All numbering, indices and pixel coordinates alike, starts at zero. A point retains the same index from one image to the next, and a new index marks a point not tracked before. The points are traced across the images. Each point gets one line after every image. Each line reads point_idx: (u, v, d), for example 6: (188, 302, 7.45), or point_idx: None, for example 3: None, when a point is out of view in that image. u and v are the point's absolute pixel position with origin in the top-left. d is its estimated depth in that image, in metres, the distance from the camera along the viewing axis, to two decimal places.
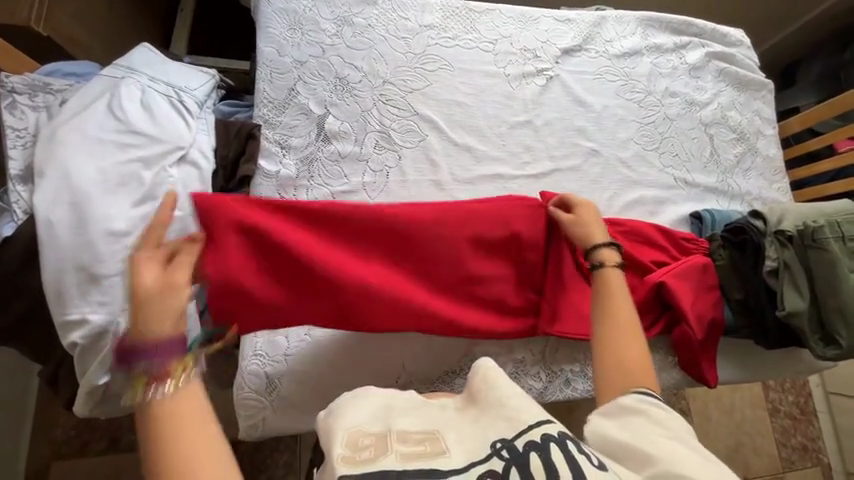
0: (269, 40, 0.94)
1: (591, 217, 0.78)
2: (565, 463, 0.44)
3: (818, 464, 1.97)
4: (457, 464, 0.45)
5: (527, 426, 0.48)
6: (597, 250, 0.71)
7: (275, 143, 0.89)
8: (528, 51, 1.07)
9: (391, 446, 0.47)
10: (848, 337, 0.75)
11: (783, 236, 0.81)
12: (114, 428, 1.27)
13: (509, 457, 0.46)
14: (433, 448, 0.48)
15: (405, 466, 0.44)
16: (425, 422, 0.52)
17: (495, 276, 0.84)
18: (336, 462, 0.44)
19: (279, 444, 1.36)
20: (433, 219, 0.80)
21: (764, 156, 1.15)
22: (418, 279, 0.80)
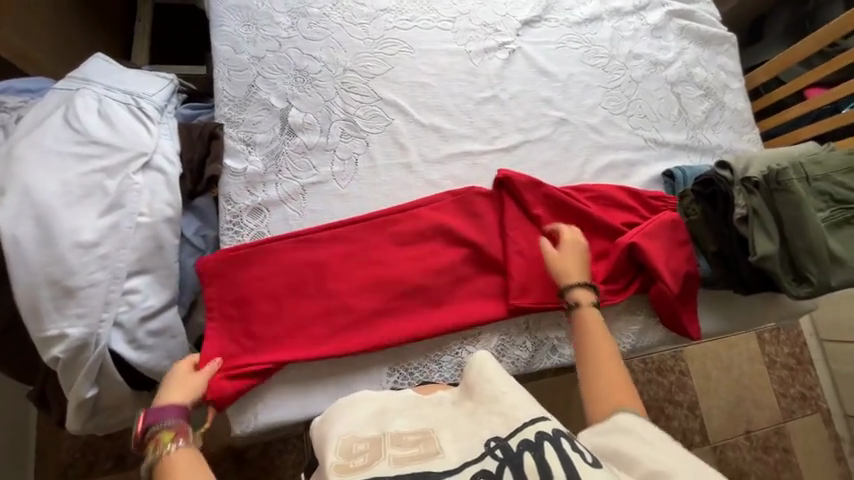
0: (224, 38, 0.93)
1: (573, 251, 0.85)
2: (559, 462, 0.45)
3: (818, 411, 2.01)
4: (452, 464, 0.48)
5: (521, 425, 0.50)
6: (573, 291, 0.80)
7: (240, 141, 0.88)
8: (488, 26, 1.07)
9: (385, 450, 0.50)
10: (819, 274, 0.76)
11: (750, 183, 0.82)
12: (118, 445, 1.27)
13: (503, 456, 0.47)
14: (428, 449, 0.51)
15: (399, 470, 0.47)
16: (422, 422, 0.57)
17: (457, 261, 0.87)
18: (331, 471, 0.48)
19: (285, 445, 1.37)
20: (386, 224, 0.87)
21: (732, 109, 1.16)
22: (384, 278, 0.84)
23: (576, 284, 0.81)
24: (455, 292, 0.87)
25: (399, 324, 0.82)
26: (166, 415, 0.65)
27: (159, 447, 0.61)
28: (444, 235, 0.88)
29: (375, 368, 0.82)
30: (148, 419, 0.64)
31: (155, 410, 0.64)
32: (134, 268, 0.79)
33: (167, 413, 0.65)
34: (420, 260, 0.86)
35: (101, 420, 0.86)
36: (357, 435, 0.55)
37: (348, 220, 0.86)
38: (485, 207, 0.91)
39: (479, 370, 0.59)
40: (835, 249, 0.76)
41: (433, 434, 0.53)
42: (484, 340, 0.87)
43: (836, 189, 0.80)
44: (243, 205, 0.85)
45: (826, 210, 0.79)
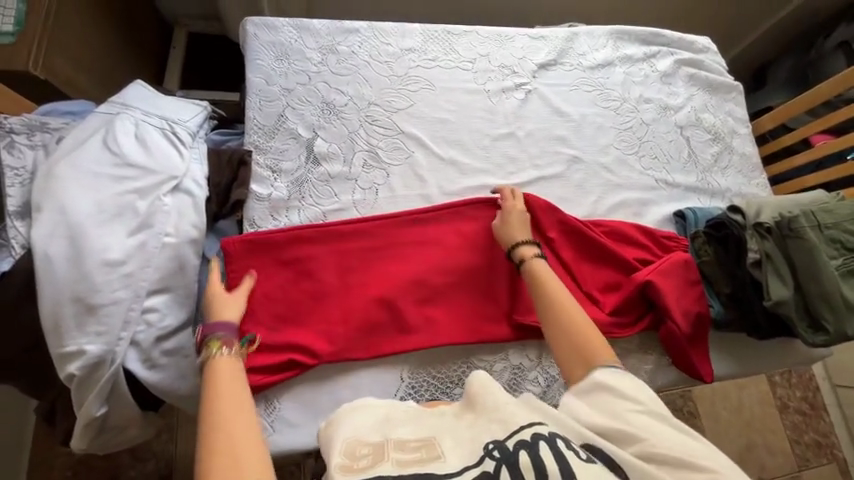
0: (257, 71, 0.99)
1: (517, 218, 0.87)
2: (554, 460, 0.46)
3: (833, 461, 1.93)
4: (449, 468, 0.48)
5: (517, 429, 0.50)
6: (517, 249, 0.80)
7: (266, 168, 0.91)
8: (506, 68, 1.13)
9: (387, 454, 0.51)
10: (834, 322, 0.76)
11: (762, 229, 0.83)
12: (114, 466, 1.24)
13: (500, 456, 0.47)
14: (428, 454, 0.51)
15: (401, 471, 0.47)
16: (421, 429, 0.56)
17: (468, 273, 0.90)
18: (335, 472, 0.48)
19: (284, 473, 1.33)
20: (406, 228, 0.91)
21: (741, 153, 1.20)
22: (402, 278, 0.87)
23: (520, 242, 0.81)
24: (465, 303, 0.89)
25: (414, 326, 0.85)
26: (220, 328, 0.68)
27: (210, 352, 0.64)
28: (457, 243, 0.92)
29: (388, 394, 0.82)
30: (205, 332, 0.68)
31: (213, 323, 0.69)
32: (155, 287, 0.81)
33: (223, 326, 0.69)
34: (436, 264, 0.89)
35: (105, 440, 0.85)
36: (361, 438, 0.54)
37: (368, 219, 0.89)
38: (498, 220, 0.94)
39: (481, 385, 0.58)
40: (849, 297, 0.77)
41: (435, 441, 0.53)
42: (497, 371, 0.87)
43: (847, 238, 0.81)
44: (266, 229, 0.87)
45: (839, 257, 0.80)
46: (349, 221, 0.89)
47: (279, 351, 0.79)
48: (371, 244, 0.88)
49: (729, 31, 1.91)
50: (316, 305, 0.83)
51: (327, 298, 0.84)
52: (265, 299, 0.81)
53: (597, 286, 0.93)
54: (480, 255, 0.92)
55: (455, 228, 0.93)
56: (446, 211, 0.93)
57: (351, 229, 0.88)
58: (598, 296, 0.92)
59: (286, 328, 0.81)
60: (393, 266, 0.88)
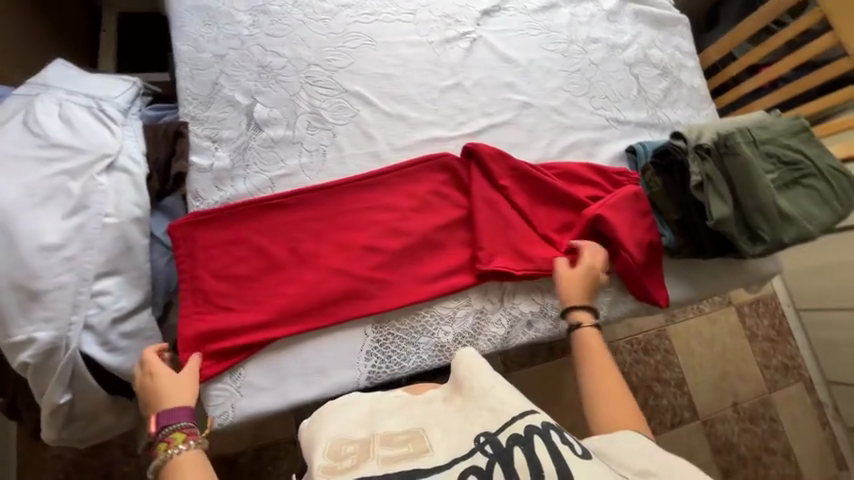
0: (185, 39, 0.94)
1: (577, 280, 0.87)
2: (547, 453, 0.51)
3: (800, 380, 2.06)
4: (437, 462, 0.52)
5: (512, 420, 0.55)
6: (573, 313, 0.84)
7: (205, 138, 0.88)
8: (449, 17, 1.10)
9: (375, 451, 0.54)
10: (770, 231, 0.80)
11: (702, 150, 0.84)
12: (105, 462, 1.24)
13: (492, 452, 0.52)
14: (415, 448, 0.55)
15: (387, 470, 0.51)
16: (410, 420, 0.61)
17: (424, 230, 0.90)
18: (318, 474, 0.53)
19: (279, 450, 1.35)
20: (357, 191, 0.90)
21: (689, 87, 1.21)
22: (356, 242, 0.87)
23: (577, 306, 0.85)
24: (423, 259, 0.89)
25: (374, 287, 0.85)
26: (178, 417, 0.69)
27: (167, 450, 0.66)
28: (410, 202, 0.92)
29: (354, 351, 0.83)
30: (160, 422, 0.68)
31: (167, 412, 0.69)
32: (102, 270, 0.79)
33: (179, 413, 0.69)
34: (389, 225, 0.89)
35: (77, 429, 0.85)
36: (346, 436, 0.58)
37: (316, 186, 0.89)
38: (450, 176, 0.95)
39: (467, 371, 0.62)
40: (783, 207, 0.80)
41: (422, 434, 0.57)
42: (460, 318, 0.89)
43: (783, 152, 0.84)
44: (212, 200, 0.85)
45: (775, 171, 0.83)
46: (298, 190, 0.88)
47: (239, 327, 0.79)
48: (323, 212, 0.88)
49: None
50: (273, 279, 0.83)
51: (282, 270, 0.83)
52: (220, 277, 0.81)
53: (553, 227, 0.95)
54: (434, 210, 0.92)
55: (408, 188, 0.93)
56: (397, 171, 0.93)
57: (299, 197, 0.87)
58: (553, 237, 0.94)
59: (244, 303, 0.81)
60: (346, 231, 0.88)
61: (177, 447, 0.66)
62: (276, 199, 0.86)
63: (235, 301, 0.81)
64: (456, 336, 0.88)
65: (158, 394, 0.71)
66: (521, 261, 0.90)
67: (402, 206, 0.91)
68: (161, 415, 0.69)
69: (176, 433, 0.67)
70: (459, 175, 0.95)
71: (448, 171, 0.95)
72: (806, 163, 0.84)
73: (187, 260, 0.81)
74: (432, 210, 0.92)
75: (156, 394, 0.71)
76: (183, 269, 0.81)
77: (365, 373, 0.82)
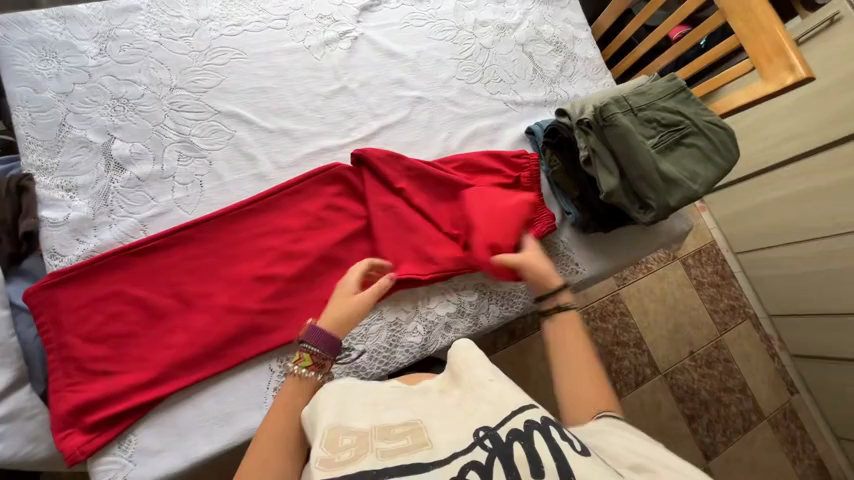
0: (18, 79, 0.83)
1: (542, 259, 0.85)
2: (547, 448, 0.49)
3: (747, 318, 2.06)
4: (440, 454, 0.49)
5: (512, 414, 0.53)
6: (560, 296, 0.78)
7: (57, 188, 0.79)
8: (325, 18, 1.03)
9: (371, 444, 0.51)
10: (657, 197, 0.80)
11: (584, 124, 0.84)
12: None
13: (492, 445, 0.49)
14: (415, 441, 0.52)
15: (386, 463, 0.48)
16: (406, 413, 0.58)
17: (321, 249, 0.85)
18: (316, 467, 0.49)
19: None
20: (242, 219, 0.84)
21: (584, 59, 1.20)
22: (246, 274, 0.81)
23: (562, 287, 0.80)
24: (325, 280, 0.85)
25: (272, 320, 0.80)
26: (318, 341, 0.69)
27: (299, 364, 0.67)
28: (303, 221, 0.86)
29: (260, 391, 0.78)
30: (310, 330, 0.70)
31: (318, 329, 0.69)
32: None
33: (324, 337, 0.69)
34: (282, 250, 0.84)
35: None
36: (343, 427, 0.55)
37: (193, 221, 0.81)
38: (342, 188, 0.90)
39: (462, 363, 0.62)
40: (667, 170, 0.80)
41: (421, 426, 0.54)
42: (374, 334, 0.85)
43: (661, 115, 0.84)
44: (73, 255, 0.77)
45: (656, 135, 0.83)
46: (172, 229, 0.80)
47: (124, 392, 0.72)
48: (206, 248, 0.81)
49: None
50: (156, 331, 0.76)
51: (166, 320, 0.76)
52: (94, 339, 0.73)
53: (456, 222, 0.92)
54: (331, 226, 0.87)
55: (300, 206, 0.87)
56: (284, 190, 0.87)
57: (175, 237, 0.80)
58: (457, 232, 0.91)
59: (127, 364, 0.73)
60: (234, 265, 0.81)
61: (302, 369, 0.67)
62: (148, 243, 0.78)
63: (115, 364, 0.73)
64: (371, 354, 0.84)
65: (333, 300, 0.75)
66: (427, 263, 0.87)
67: (295, 227, 0.86)
68: (316, 326, 0.70)
69: (308, 355, 0.67)
70: (351, 186, 0.91)
71: (340, 183, 0.90)
72: (687, 123, 0.85)
73: (49, 328, 0.72)
74: (327, 226, 0.87)
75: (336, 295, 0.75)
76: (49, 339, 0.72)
77: None
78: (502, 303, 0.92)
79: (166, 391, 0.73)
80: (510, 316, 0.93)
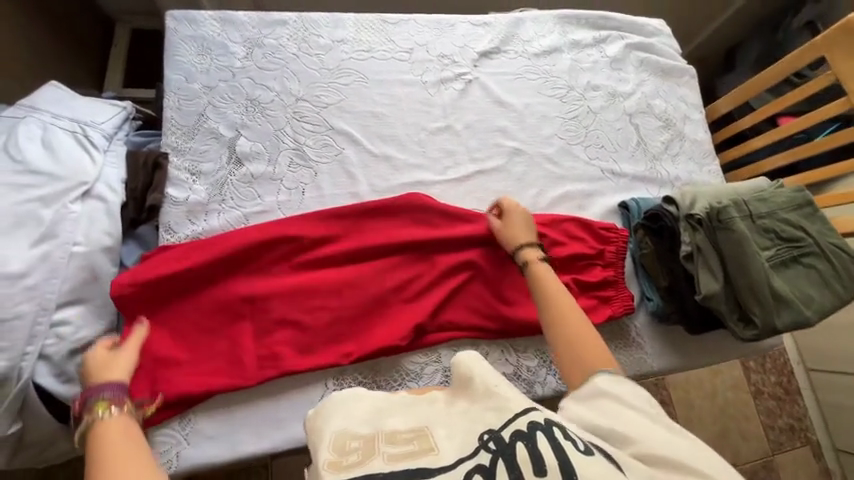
0: (176, 68, 0.94)
1: (518, 219, 0.88)
2: (551, 448, 0.46)
3: (807, 444, 1.83)
4: (443, 461, 0.47)
5: (514, 416, 0.50)
6: (521, 251, 0.83)
7: (184, 170, 0.88)
8: (445, 57, 1.08)
9: (379, 447, 0.50)
10: (763, 314, 0.75)
11: (694, 220, 0.80)
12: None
13: (496, 448, 0.47)
14: (421, 446, 0.50)
15: (394, 467, 0.46)
16: (413, 419, 0.56)
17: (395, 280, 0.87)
18: (323, 469, 0.47)
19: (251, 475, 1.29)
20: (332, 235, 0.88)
21: (692, 140, 1.16)
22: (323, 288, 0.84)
23: (524, 244, 0.83)
24: (394, 315, 0.85)
25: (335, 338, 0.82)
26: (106, 389, 0.63)
27: (93, 417, 0.59)
28: (385, 249, 0.88)
29: (313, 404, 0.80)
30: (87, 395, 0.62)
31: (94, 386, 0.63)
32: (66, 298, 0.78)
33: (111, 386, 0.63)
34: (361, 273, 0.86)
35: (28, 456, 0.83)
36: (350, 432, 0.54)
37: (286, 227, 0.86)
38: (425, 227, 0.92)
39: (469, 366, 0.58)
40: (778, 288, 0.75)
41: (428, 432, 0.52)
42: (427, 375, 0.85)
43: (782, 227, 0.79)
44: (183, 234, 0.85)
45: (773, 247, 0.78)
46: (266, 229, 0.85)
47: (194, 378, 0.76)
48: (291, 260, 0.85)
49: (690, 23, 1.78)
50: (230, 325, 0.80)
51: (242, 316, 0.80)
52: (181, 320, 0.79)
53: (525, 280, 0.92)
54: (410, 260, 0.89)
55: (387, 235, 0.90)
56: (373, 215, 0.91)
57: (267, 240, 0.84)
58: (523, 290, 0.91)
59: (201, 348, 0.79)
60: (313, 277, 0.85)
61: (105, 414, 0.59)
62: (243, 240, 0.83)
63: (190, 344, 0.78)
64: None
65: (97, 371, 0.67)
66: (490, 318, 0.88)
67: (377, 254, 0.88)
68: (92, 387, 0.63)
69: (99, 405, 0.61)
70: (434, 227, 0.92)
71: (425, 216, 0.93)
72: (808, 241, 0.79)
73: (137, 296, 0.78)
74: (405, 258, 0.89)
75: (93, 368, 0.67)
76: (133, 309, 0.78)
77: None
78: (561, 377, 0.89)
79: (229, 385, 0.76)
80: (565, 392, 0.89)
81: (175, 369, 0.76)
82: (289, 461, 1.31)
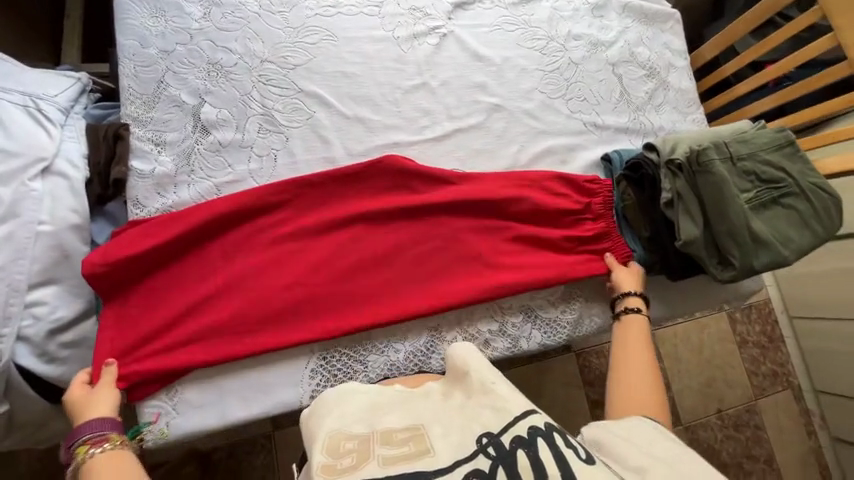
0: (128, 33, 0.88)
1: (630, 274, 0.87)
2: (552, 457, 0.46)
3: (788, 388, 1.90)
4: (442, 464, 0.47)
5: (515, 419, 0.50)
6: (625, 299, 0.85)
7: (148, 141, 0.84)
8: (418, 10, 1.02)
9: (374, 449, 0.49)
10: (741, 257, 0.76)
11: (674, 165, 0.80)
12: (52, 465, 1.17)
13: (496, 454, 0.47)
14: (416, 448, 0.49)
15: (389, 472, 0.46)
16: (409, 417, 0.55)
17: (374, 244, 0.86)
18: (317, 471, 0.47)
19: (252, 446, 1.32)
20: (307, 203, 0.86)
21: (677, 89, 1.13)
22: (301, 256, 0.83)
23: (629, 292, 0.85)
24: (375, 280, 0.85)
25: (316, 305, 0.81)
26: (83, 431, 0.67)
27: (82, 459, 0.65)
28: (363, 214, 0.87)
29: (299, 370, 0.80)
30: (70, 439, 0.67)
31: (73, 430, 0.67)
32: (38, 279, 0.77)
33: (86, 428, 0.67)
34: (339, 239, 0.85)
35: (23, 435, 0.84)
36: (345, 431, 0.54)
37: (257, 193, 0.83)
38: (403, 192, 0.90)
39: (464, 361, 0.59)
40: (757, 229, 0.76)
41: (423, 433, 0.52)
42: (413, 335, 0.86)
43: (762, 169, 0.79)
44: (153, 208, 0.82)
45: (752, 190, 0.78)
46: (236, 201, 0.82)
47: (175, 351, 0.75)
48: (267, 230, 0.83)
49: None
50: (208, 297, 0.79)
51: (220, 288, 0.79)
52: (158, 296, 0.78)
53: (508, 238, 0.90)
54: (389, 225, 0.88)
55: (364, 200, 0.88)
56: (348, 182, 0.88)
57: (240, 209, 0.81)
58: (506, 248, 0.90)
59: (181, 321, 0.78)
60: (290, 245, 0.83)
61: (92, 451, 0.65)
62: (214, 210, 0.80)
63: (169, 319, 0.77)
64: (408, 355, 0.85)
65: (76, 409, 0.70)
66: (473, 277, 0.87)
67: (354, 220, 0.86)
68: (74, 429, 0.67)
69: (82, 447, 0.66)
70: (412, 190, 0.90)
71: (402, 180, 0.90)
72: (787, 182, 0.78)
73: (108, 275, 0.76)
74: (384, 223, 0.88)
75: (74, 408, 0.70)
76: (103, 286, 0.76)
77: (307, 394, 0.80)
78: (546, 331, 0.90)
79: (211, 357, 0.76)
80: (550, 345, 0.91)
81: (156, 344, 0.76)
82: (290, 430, 1.35)
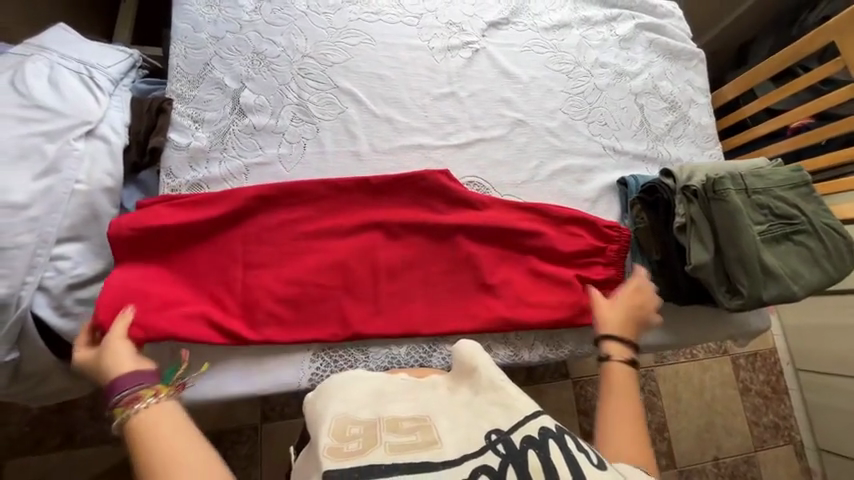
0: (184, 17, 0.94)
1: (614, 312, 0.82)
2: (563, 459, 0.47)
3: (790, 443, 1.84)
4: (450, 455, 0.48)
5: (525, 419, 0.51)
6: (606, 342, 0.78)
7: (187, 117, 0.89)
8: (454, 25, 1.07)
9: (381, 436, 0.50)
10: (750, 286, 0.77)
11: (689, 192, 0.82)
12: (43, 427, 1.18)
13: (505, 452, 0.48)
14: (424, 439, 0.50)
15: (398, 459, 0.46)
16: (416, 407, 0.56)
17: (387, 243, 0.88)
18: (324, 454, 0.47)
19: (239, 435, 1.31)
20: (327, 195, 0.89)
21: (696, 124, 1.16)
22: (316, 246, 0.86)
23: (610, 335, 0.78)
24: (384, 276, 0.86)
25: (324, 294, 0.83)
26: (131, 382, 0.64)
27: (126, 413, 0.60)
28: (379, 212, 0.89)
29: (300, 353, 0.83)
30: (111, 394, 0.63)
31: (111, 384, 0.64)
32: (66, 234, 0.80)
33: (130, 381, 0.64)
34: (354, 234, 0.87)
35: (25, 388, 0.85)
36: (351, 416, 0.54)
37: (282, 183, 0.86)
38: (421, 195, 0.92)
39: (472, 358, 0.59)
40: (767, 261, 0.77)
41: (430, 424, 0.52)
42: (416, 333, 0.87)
43: (776, 204, 0.80)
44: (183, 179, 0.86)
45: (766, 223, 0.80)
46: (261, 186, 0.85)
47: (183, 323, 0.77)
48: (286, 217, 0.86)
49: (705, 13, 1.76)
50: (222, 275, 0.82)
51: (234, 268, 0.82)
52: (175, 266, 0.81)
53: (519, 250, 0.92)
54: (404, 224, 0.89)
55: (383, 199, 0.91)
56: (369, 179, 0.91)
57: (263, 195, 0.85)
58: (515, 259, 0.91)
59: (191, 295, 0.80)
60: (306, 234, 0.86)
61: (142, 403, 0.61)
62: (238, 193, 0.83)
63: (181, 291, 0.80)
64: (410, 350, 0.86)
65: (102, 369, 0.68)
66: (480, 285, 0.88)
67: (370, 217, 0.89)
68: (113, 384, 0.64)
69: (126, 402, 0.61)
70: (430, 193, 0.92)
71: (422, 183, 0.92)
72: (802, 219, 0.80)
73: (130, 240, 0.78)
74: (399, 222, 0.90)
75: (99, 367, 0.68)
76: (121, 248, 0.78)
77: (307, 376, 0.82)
78: (547, 346, 0.91)
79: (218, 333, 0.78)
80: (551, 360, 0.91)
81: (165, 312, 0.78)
82: (279, 424, 1.34)
